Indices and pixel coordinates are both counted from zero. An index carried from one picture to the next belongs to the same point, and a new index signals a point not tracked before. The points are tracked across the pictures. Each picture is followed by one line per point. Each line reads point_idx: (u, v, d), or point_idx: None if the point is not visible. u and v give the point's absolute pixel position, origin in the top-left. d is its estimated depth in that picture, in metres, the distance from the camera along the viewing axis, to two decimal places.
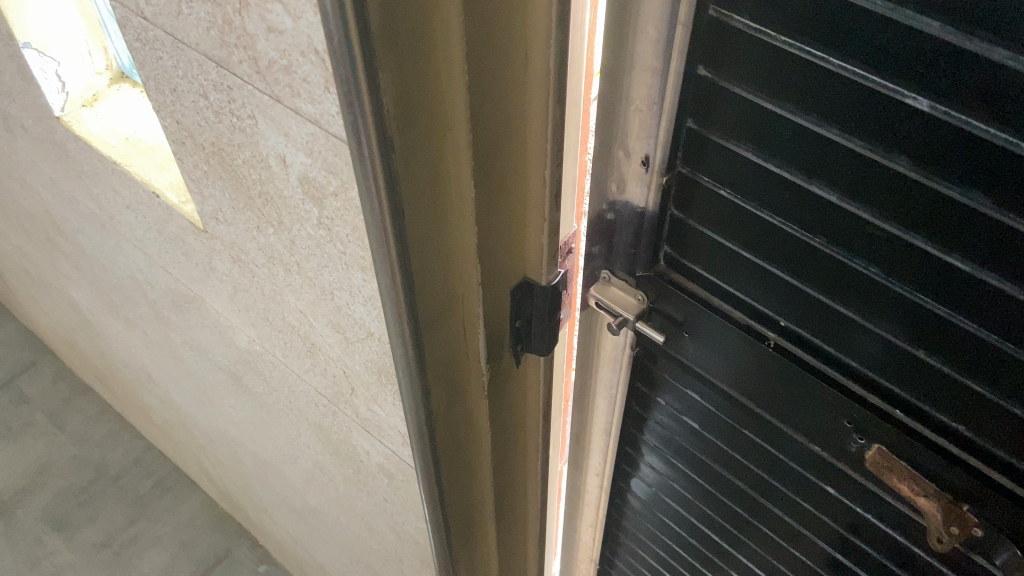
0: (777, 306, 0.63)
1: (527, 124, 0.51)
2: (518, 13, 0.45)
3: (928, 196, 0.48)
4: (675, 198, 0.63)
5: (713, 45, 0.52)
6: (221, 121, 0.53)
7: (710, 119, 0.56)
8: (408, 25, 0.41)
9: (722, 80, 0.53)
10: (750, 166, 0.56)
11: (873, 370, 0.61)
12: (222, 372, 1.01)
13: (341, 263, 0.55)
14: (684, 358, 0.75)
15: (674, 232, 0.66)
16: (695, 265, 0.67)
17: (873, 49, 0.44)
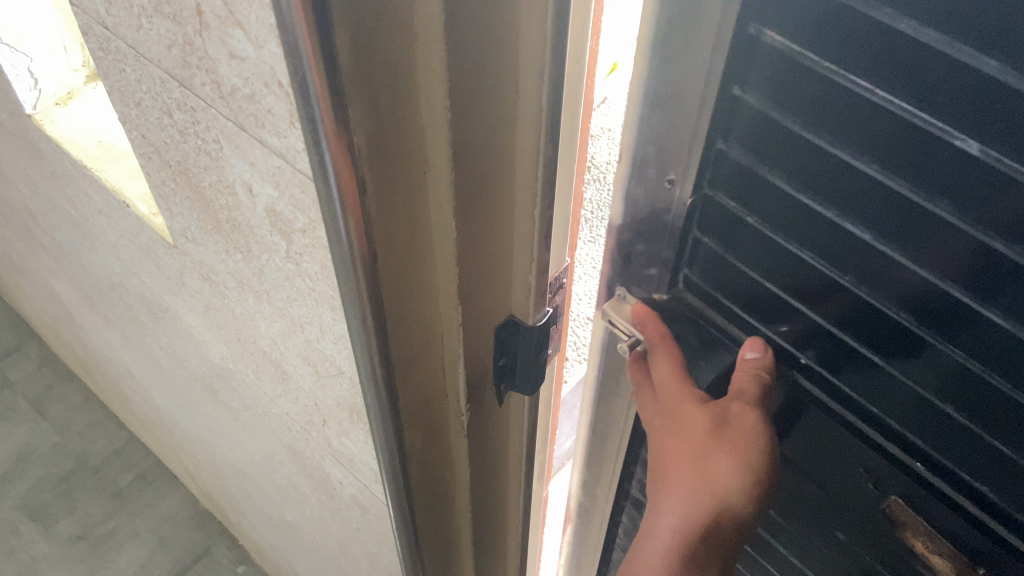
0: (798, 344, 0.60)
1: (515, 165, 0.47)
2: (508, 49, 0.41)
3: (967, 245, 0.45)
4: (696, 220, 0.60)
5: (748, 62, 0.48)
6: (186, 141, 0.49)
7: (740, 139, 0.52)
8: (383, 60, 0.37)
9: (755, 101, 0.49)
10: (775, 195, 0.52)
11: (895, 421, 0.57)
12: (197, 381, 0.98)
13: (311, 299, 0.51)
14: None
15: (693, 256, 0.62)
16: (714, 292, 0.63)
17: (921, 83, 0.41)
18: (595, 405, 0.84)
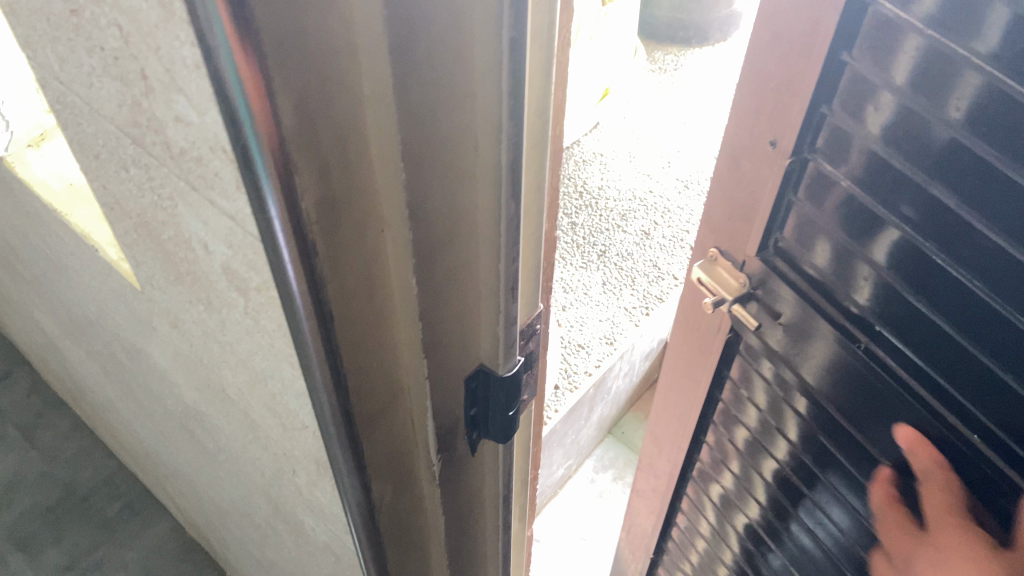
0: (862, 292, 0.82)
1: (476, 221, 0.47)
2: (462, 108, 0.40)
3: (1005, 180, 0.62)
4: (794, 185, 0.85)
5: (867, 38, 0.70)
6: (143, 195, 0.49)
7: (852, 108, 0.74)
8: (330, 124, 0.36)
9: (867, 72, 0.71)
10: (872, 155, 0.73)
11: (923, 356, 0.78)
12: (175, 421, 0.96)
13: (271, 354, 0.50)
14: (791, 360, 0.95)
15: (787, 217, 0.88)
16: (802, 249, 0.87)
17: (992, 40, 0.59)
18: (705, 343, 1.11)
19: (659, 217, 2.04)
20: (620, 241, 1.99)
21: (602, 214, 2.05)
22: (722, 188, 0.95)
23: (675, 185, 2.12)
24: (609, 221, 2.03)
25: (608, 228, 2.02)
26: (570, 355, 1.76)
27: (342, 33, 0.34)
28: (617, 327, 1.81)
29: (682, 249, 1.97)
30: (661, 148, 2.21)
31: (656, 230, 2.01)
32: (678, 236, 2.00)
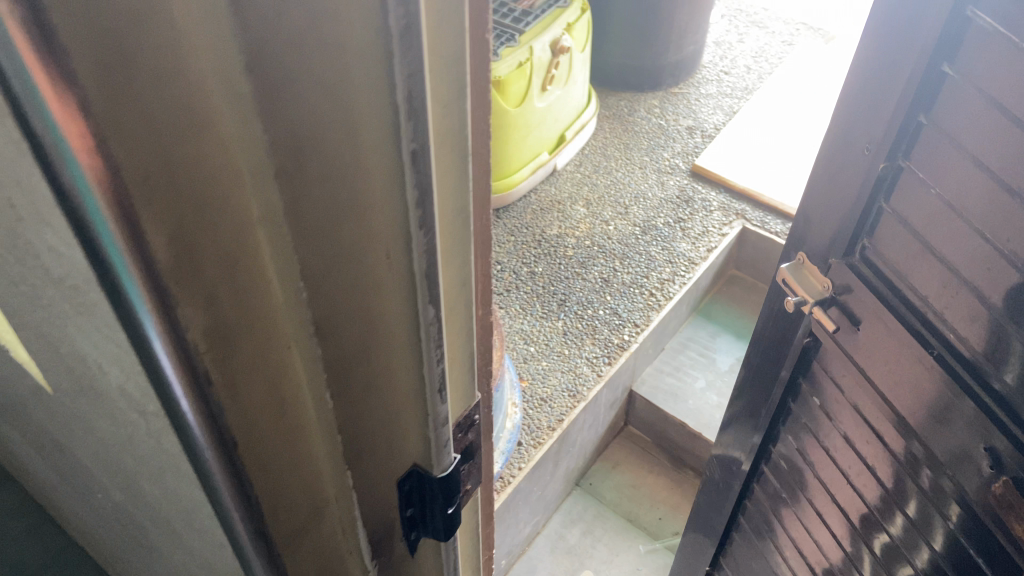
0: (937, 302, 0.82)
1: (392, 327, 0.44)
2: (364, 218, 0.38)
3: None
4: (884, 192, 0.86)
5: (964, 47, 0.72)
6: (37, 310, 0.45)
7: (948, 116, 0.76)
8: (213, 251, 0.33)
9: (964, 80, 0.73)
10: (964, 164, 0.75)
11: (992, 374, 0.77)
12: (110, 513, 0.91)
13: (179, 475, 0.46)
14: (938, 457, 0.87)
15: (874, 223, 0.89)
16: (884, 255, 0.89)
17: None
18: (773, 344, 1.12)
19: (618, 263, 2.03)
20: (579, 289, 1.97)
21: (562, 261, 2.04)
22: (807, 191, 0.97)
23: (632, 229, 2.11)
24: (570, 269, 2.02)
25: (567, 277, 2.00)
26: (533, 410, 1.73)
27: (219, 161, 0.31)
28: (579, 378, 1.78)
29: (641, 295, 1.95)
30: (617, 193, 2.21)
31: (617, 276, 2.00)
32: (637, 281, 1.98)
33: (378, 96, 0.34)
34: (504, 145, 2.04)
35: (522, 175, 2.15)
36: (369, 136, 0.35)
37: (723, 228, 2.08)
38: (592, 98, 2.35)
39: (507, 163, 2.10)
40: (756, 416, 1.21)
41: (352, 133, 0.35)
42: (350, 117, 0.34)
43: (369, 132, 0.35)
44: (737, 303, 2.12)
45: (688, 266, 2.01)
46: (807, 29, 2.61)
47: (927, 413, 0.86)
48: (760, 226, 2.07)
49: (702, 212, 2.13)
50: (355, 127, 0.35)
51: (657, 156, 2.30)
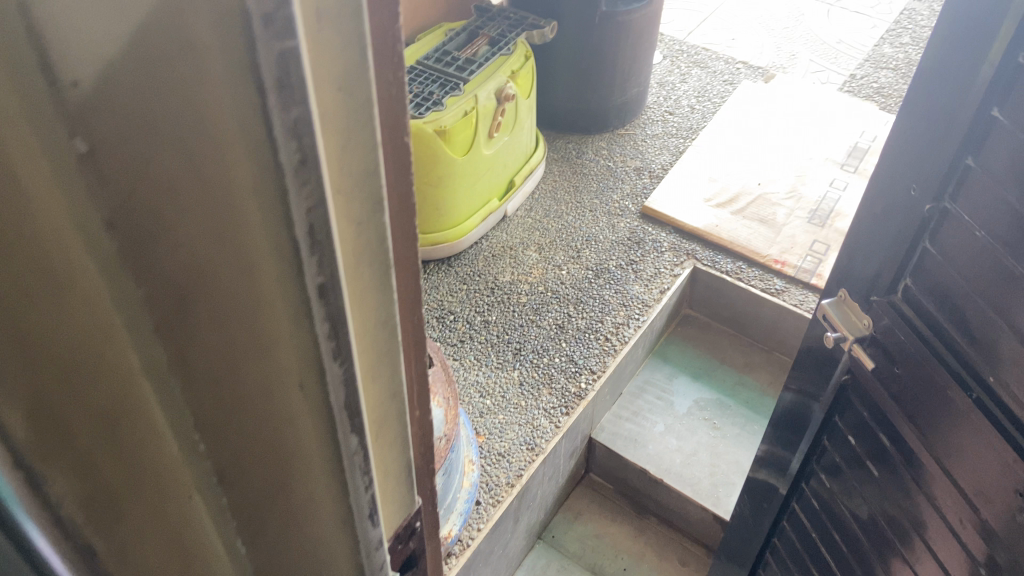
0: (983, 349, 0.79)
1: (310, 463, 0.40)
2: (268, 359, 0.35)
3: None
4: (930, 232, 0.83)
5: (1013, 90, 0.70)
6: None
7: (994, 158, 0.73)
8: (83, 417, 0.30)
9: (1013, 124, 0.71)
10: (1012, 209, 0.72)
11: None
12: None
13: None
14: (995, 529, 0.81)
15: (916, 265, 0.86)
16: (926, 299, 0.85)
17: None
18: (809, 383, 1.07)
19: (572, 308, 2.00)
20: (534, 337, 1.93)
21: (515, 308, 2.00)
22: (846, 232, 0.94)
23: (585, 273, 2.08)
24: (523, 316, 1.98)
25: (522, 324, 1.96)
26: (490, 466, 1.68)
27: (83, 316, 0.28)
28: (537, 431, 1.74)
29: (597, 340, 1.92)
30: (569, 237, 2.18)
31: (571, 321, 1.97)
32: (592, 326, 1.95)
33: (274, 231, 0.31)
34: (453, 194, 2.01)
35: (473, 222, 2.12)
36: (267, 273, 0.32)
37: (675, 268, 2.07)
38: (540, 143, 2.34)
39: (456, 212, 2.07)
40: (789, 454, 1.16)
41: (247, 271, 0.31)
42: (243, 260, 0.31)
43: (264, 269, 0.32)
44: (693, 344, 2.09)
45: (642, 309, 1.99)
46: (746, 68, 2.61)
47: (979, 475, 0.81)
48: (711, 266, 2.06)
49: (654, 253, 2.12)
50: (249, 263, 0.31)
51: (606, 198, 2.28)
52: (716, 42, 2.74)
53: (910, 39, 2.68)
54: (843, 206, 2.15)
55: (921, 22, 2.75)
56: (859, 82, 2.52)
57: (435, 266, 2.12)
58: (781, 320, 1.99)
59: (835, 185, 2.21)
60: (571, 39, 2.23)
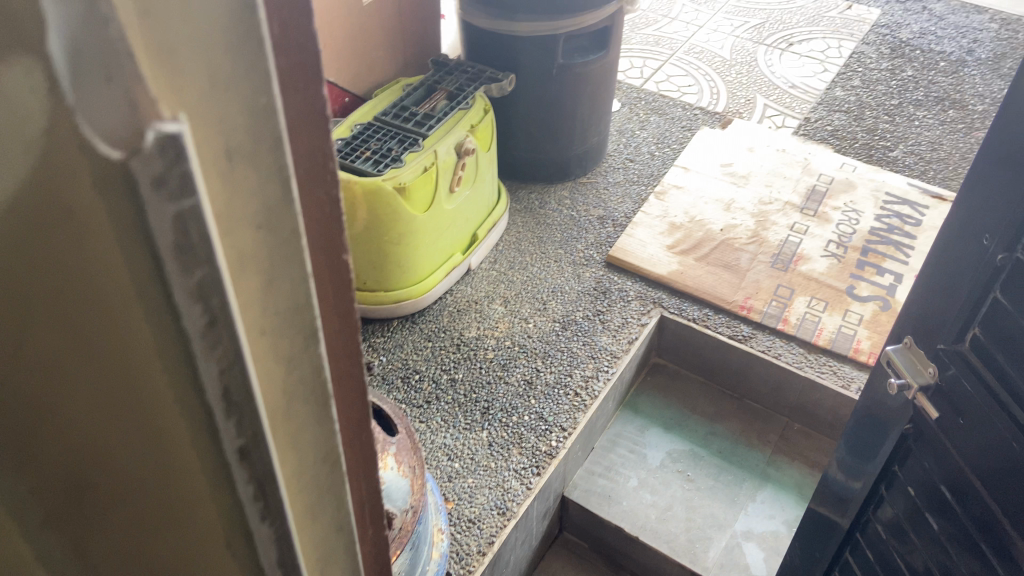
0: None
1: None
2: (178, 511, 0.33)
3: None
4: (1001, 282, 0.82)
5: None
6: None
7: None
8: None
9: None
10: None
11: None
12: None
13: None
14: None
15: (986, 314, 0.85)
16: (994, 349, 0.83)
17: None
18: (867, 428, 1.05)
19: (540, 363, 1.96)
20: (502, 395, 1.89)
21: (482, 365, 1.96)
22: (918, 280, 0.93)
23: (552, 326, 2.05)
24: (491, 373, 1.94)
25: (489, 381, 1.92)
26: (461, 533, 1.62)
27: None
28: (508, 494, 1.69)
29: (566, 396, 1.88)
30: (534, 289, 2.16)
31: (540, 376, 1.93)
32: (560, 381, 1.92)
33: (182, 394, 0.29)
34: (415, 251, 1.98)
35: (437, 277, 2.09)
36: (172, 434, 0.30)
37: (642, 318, 2.05)
38: (502, 195, 2.32)
39: (419, 268, 2.03)
40: (846, 501, 1.12)
41: (150, 428, 0.30)
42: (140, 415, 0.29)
43: (170, 430, 0.30)
44: (663, 395, 2.05)
45: (610, 361, 1.96)
46: (704, 114, 2.63)
47: None
48: (679, 313, 2.05)
49: (621, 303, 2.10)
50: (156, 420, 0.30)
51: (571, 248, 2.26)
52: (671, 89, 2.74)
53: (860, 82, 2.74)
54: (806, 250, 2.15)
55: (869, 65, 2.81)
56: (813, 125, 2.56)
57: (399, 323, 2.07)
58: (750, 368, 1.96)
59: (797, 229, 2.21)
60: (529, 91, 2.22)
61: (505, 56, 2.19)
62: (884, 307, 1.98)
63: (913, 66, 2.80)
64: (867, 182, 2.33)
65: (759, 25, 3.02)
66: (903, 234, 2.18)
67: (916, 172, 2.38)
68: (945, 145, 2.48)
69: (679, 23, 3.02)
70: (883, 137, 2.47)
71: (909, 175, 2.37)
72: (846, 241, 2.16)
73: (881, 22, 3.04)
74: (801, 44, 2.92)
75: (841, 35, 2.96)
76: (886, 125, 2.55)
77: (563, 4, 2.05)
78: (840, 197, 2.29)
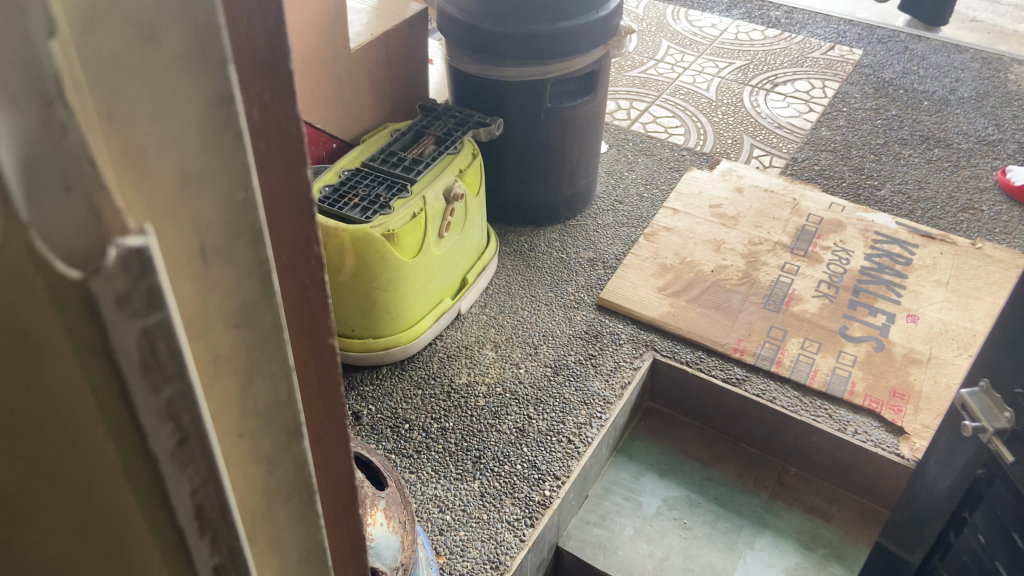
0: None
1: None
2: None
3: None
4: None
5: None
6: None
7: None
8: None
9: None
10: None
11: None
12: None
13: None
14: None
15: None
16: None
17: None
18: (935, 472, 1.06)
19: (532, 410, 1.93)
20: (494, 443, 1.85)
21: (473, 413, 1.93)
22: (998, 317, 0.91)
23: (543, 372, 2.02)
24: (482, 421, 1.91)
25: (480, 430, 1.89)
26: None
27: None
28: (502, 547, 1.64)
29: (559, 443, 1.85)
30: (525, 333, 2.13)
31: (532, 424, 1.90)
32: (553, 428, 1.88)
33: (149, 503, 0.29)
34: (403, 296, 1.96)
35: (426, 323, 2.06)
36: (137, 533, 0.30)
37: (634, 361, 2.03)
38: (492, 239, 2.31)
39: (408, 314, 2.00)
40: (914, 539, 1.13)
41: (114, 526, 0.30)
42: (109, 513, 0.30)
43: (137, 532, 0.30)
44: (657, 440, 2.02)
45: (604, 406, 1.93)
46: (692, 154, 2.64)
47: None
48: (671, 356, 2.03)
49: (612, 346, 2.08)
50: (121, 519, 0.30)
51: (561, 291, 2.25)
52: (658, 131, 2.75)
53: (846, 122, 2.76)
54: (798, 290, 2.14)
55: (854, 105, 2.84)
56: (800, 165, 2.58)
57: (388, 370, 2.04)
58: (745, 411, 1.94)
59: (789, 269, 2.21)
60: (518, 134, 2.23)
61: (493, 100, 2.19)
62: (878, 348, 1.97)
63: (897, 106, 2.83)
64: (856, 221, 2.34)
65: (744, 65, 3.04)
66: (894, 273, 2.18)
67: (904, 211, 2.39)
68: (932, 183, 2.50)
69: (665, 65, 3.04)
70: (870, 177, 2.49)
71: (897, 214, 2.38)
72: (837, 281, 2.16)
73: (864, 62, 3.08)
74: (785, 84, 2.95)
75: (825, 75, 2.99)
76: (873, 164, 2.57)
77: (546, 48, 2.04)
78: (830, 237, 2.29)
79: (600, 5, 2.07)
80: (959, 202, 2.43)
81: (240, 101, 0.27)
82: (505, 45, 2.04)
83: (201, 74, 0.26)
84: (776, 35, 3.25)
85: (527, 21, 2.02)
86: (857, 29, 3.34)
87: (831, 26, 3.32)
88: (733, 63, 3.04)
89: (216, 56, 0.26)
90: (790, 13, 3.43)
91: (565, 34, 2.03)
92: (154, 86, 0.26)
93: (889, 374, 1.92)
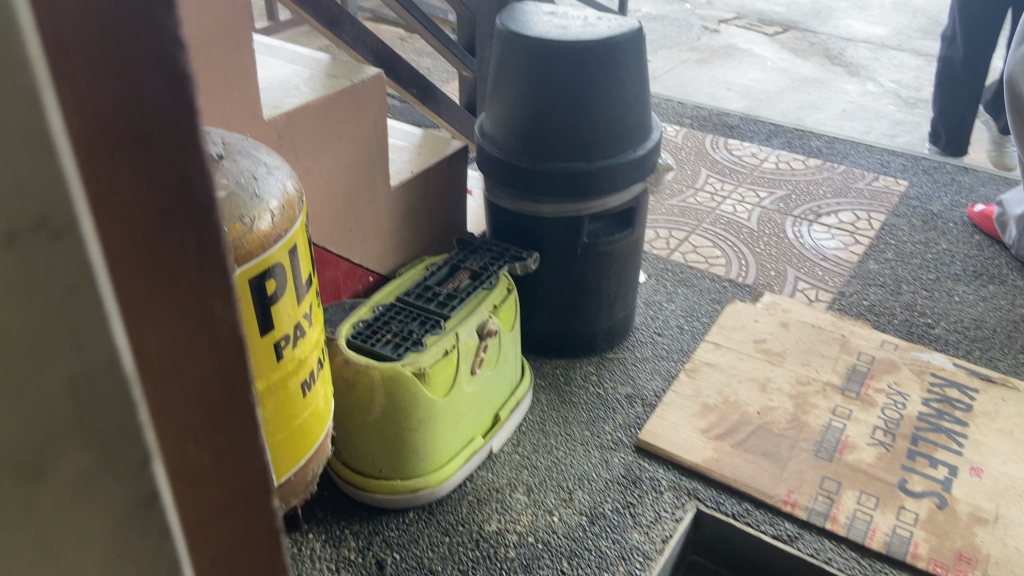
0: None
1: None
2: None
3: None
4: None
5: None
6: None
7: None
8: None
9: None
10: None
11: None
12: None
13: None
14: None
15: None
16: None
17: None
18: None
19: (566, 564, 1.80)
20: None
21: (503, 566, 1.80)
22: None
23: (578, 520, 1.90)
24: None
25: None
26: None
27: None
28: None
29: None
30: (559, 477, 2.02)
31: None
32: None
33: None
34: (433, 436, 1.87)
35: (455, 464, 1.96)
36: None
37: (675, 512, 1.91)
38: (527, 372, 2.24)
39: (438, 455, 1.92)
40: None
41: None
42: None
43: None
44: None
45: (643, 563, 1.79)
46: (734, 286, 2.58)
47: None
48: (715, 507, 1.90)
49: (652, 494, 1.96)
50: None
51: (598, 430, 2.15)
52: (699, 260, 2.71)
53: (893, 255, 2.69)
54: (851, 436, 2.02)
55: (902, 237, 2.77)
56: (848, 300, 2.50)
57: (415, 514, 1.94)
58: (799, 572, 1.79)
59: (840, 412, 2.09)
60: (555, 268, 2.20)
61: (530, 234, 2.18)
62: (941, 504, 1.82)
63: (948, 239, 2.76)
64: (910, 361, 2.23)
65: (786, 195, 3.02)
66: (954, 420, 2.05)
67: (960, 352, 2.28)
68: (989, 322, 2.39)
69: (705, 193, 3.03)
70: (923, 315, 2.40)
71: (953, 354, 2.27)
72: (894, 427, 2.04)
73: (911, 193, 3.03)
74: (829, 214, 2.91)
75: (870, 206, 2.95)
76: (925, 300, 2.48)
77: (584, 185, 2.04)
78: (883, 378, 2.18)
79: (638, 143, 2.08)
80: (1019, 342, 2.31)
81: (157, 481, 0.38)
82: (543, 182, 2.04)
83: (116, 480, 0.36)
84: (818, 165, 3.23)
85: (564, 160, 2.02)
86: (900, 159, 3.32)
87: (874, 157, 3.30)
88: (775, 192, 3.02)
89: (128, 449, 0.36)
90: (831, 143, 3.43)
91: (602, 174, 2.03)
92: (51, 517, 0.35)
93: (955, 535, 1.76)
